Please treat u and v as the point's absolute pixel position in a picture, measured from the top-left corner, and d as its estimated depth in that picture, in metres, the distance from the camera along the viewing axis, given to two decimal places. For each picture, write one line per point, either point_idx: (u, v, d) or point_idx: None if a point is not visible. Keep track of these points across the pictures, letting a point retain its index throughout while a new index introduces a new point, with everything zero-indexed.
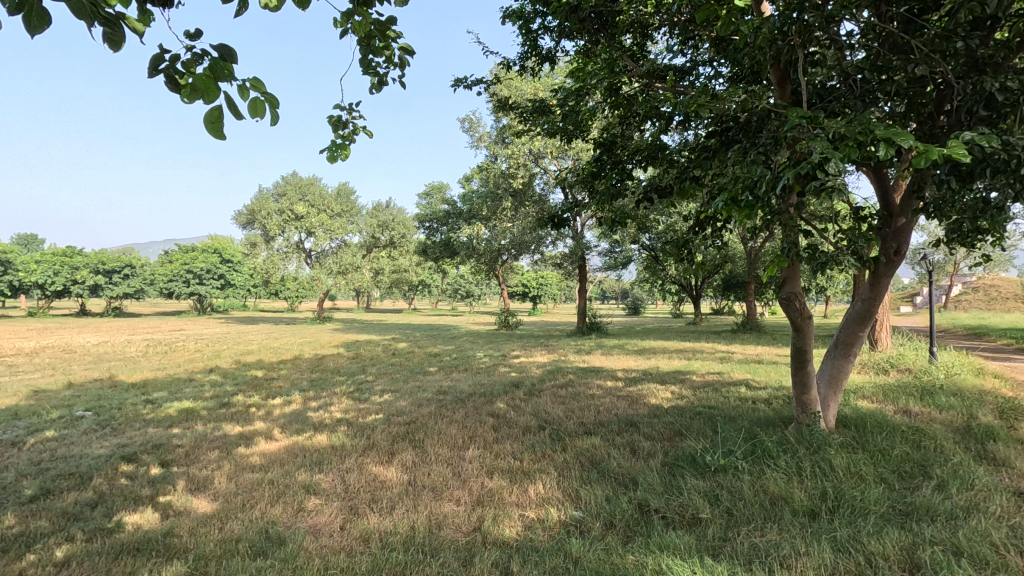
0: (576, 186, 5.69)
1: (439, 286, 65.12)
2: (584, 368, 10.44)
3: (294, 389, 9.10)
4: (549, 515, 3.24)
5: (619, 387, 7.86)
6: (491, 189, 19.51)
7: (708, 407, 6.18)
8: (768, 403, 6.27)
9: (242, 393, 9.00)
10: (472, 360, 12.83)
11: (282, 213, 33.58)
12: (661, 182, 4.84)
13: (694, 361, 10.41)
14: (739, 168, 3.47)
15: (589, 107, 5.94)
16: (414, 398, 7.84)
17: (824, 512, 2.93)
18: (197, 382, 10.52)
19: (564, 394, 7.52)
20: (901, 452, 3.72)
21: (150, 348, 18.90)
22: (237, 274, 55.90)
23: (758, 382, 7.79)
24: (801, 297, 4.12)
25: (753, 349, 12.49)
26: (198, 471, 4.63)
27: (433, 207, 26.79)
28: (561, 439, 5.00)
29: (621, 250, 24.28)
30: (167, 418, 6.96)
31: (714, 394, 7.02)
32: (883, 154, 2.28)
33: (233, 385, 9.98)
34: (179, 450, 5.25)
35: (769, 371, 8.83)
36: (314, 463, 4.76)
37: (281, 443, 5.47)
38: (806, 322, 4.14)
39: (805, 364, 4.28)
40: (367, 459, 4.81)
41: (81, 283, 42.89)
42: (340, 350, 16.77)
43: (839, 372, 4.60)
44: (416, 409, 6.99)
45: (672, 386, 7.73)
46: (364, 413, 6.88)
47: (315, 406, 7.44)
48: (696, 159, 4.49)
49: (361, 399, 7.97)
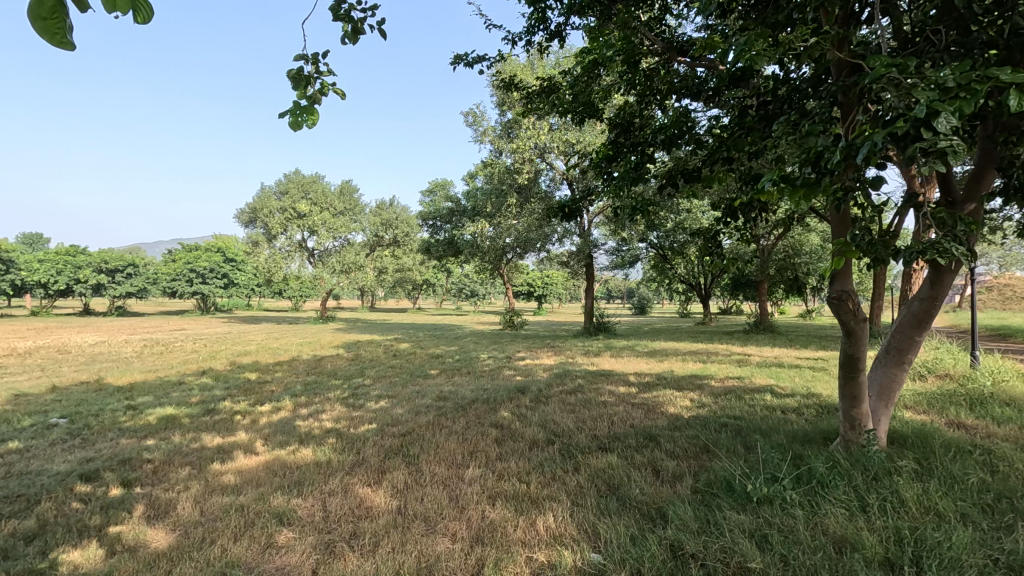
0: (590, 171, 5.11)
1: (444, 286, 64.76)
2: (593, 371, 9.85)
3: (286, 395, 8.56)
4: (563, 560, 2.69)
5: (633, 394, 7.27)
6: (495, 186, 18.97)
7: (733, 417, 5.61)
8: (800, 414, 5.67)
9: (230, 398, 8.46)
10: (475, 362, 12.26)
11: (285, 211, 33.24)
12: (688, 165, 4.28)
13: (710, 365, 9.80)
14: (793, 140, 2.90)
15: (603, 85, 5.37)
16: (411, 405, 7.29)
17: (906, 564, 2.35)
18: (187, 386, 10.01)
19: (573, 401, 6.94)
20: (979, 480, 3.13)
21: (146, 348, 18.44)
22: (240, 274, 55.59)
23: (784, 388, 7.18)
24: (854, 297, 3.50)
25: (772, 351, 11.88)
26: (162, 493, 4.10)
27: (436, 205, 26.31)
28: (572, 456, 4.45)
29: (628, 248, 23.69)
30: (145, 427, 6.44)
31: (737, 402, 6.41)
32: (1016, 106, 1.74)
33: (223, 389, 9.44)
34: (147, 466, 4.71)
35: (793, 375, 8.23)
36: (293, 483, 4.22)
37: (261, 459, 4.94)
38: (860, 326, 3.52)
39: (856, 374, 3.68)
40: (353, 479, 4.26)
41: (83, 283, 42.59)
42: (341, 351, 16.24)
43: (890, 382, 4.01)
44: (413, 418, 6.44)
45: (691, 392, 7.13)
46: (357, 422, 6.35)
47: (305, 414, 6.90)
48: (730, 138, 3.95)
49: (355, 406, 7.43)
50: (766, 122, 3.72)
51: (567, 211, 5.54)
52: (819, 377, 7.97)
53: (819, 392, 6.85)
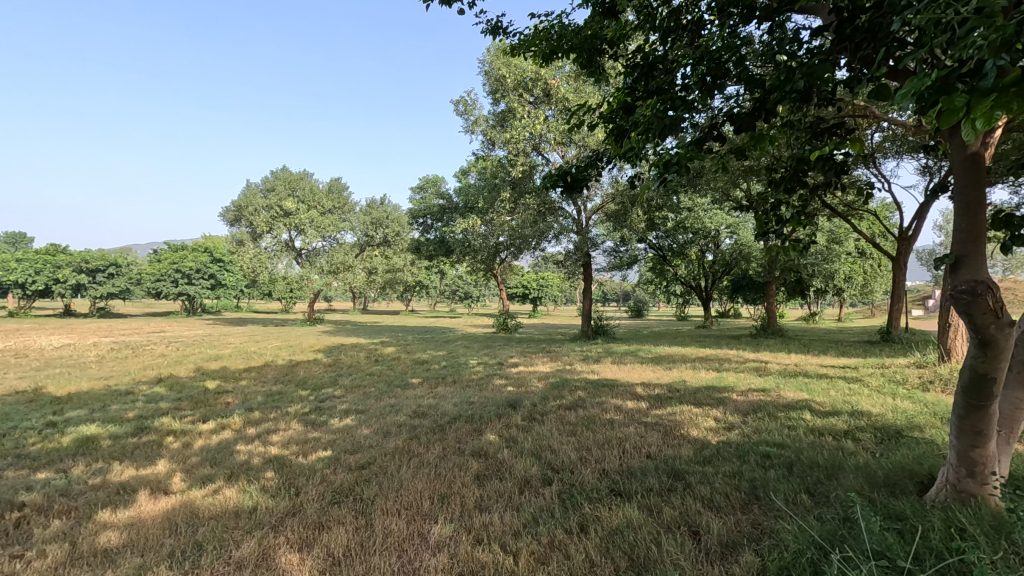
0: (602, 127, 3.88)
1: (438, 288, 63.59)
2: (594, 381, 8.69)
3: (240, 408, 7.37)
4: None
5: (644, 411, 6.13)
6: (488, 180, 17.90)
7: (775, 444, 4.51)
8: (857, 441, 4.54)
9: (174, 413, 7.24)
10: (463, 369, 11.16)
11: (271, 209, 31.99)
12: (735, 115, 3.17)
13: (725, 374, 8.69)
14: (947, 26, 1.77)
15: (621, 17, 4.13)
16: (382, 423, 6.14)
17: None
18: (133, 396, 8.82)
19: (573, 420, 5.80)
20: None
21: (111, 352, 17.20)
22: (229, 274, 54.27)
23: (822, 404, 6.06)
24: (995, 291, 2.37)
25: (790, 358, 10.76)
26: (3, 562, 2.92)
27: (426, 202, 25.20)
28: (576, 506, 3.31)
29: (627, 249, 22.66)
30: (50, 453, 5.24)
31: (772, 423, 5.29)
32: None
33: (172, 401, 8.24)
34: (8, 517, 3.51)
35: (826, 388, 7.11)
36: (192, 547, 3.05)
37: (169, 503, 3.76)
38: (1004, 334, 2.38)
39: (984, 403, 2.58)
40: (277, 538, 3.11)
41: (62, 283, 41.22)
42: (320, 356, 15.05)
43: (1015, 409, 2.88)
44: (380, 442, 5.28)
45: (712, 409, 6.00)
46: (311, 447, 5.21)
47: (253, 435, 5.74)
48: (804, 68, 2.82)
49: (317, 424, 6.27)
50: (860, 41, 2.61)
51: (569, 182, 4.51)
52: (858, 390, 6.84)
53: (867, 409, 5.71)
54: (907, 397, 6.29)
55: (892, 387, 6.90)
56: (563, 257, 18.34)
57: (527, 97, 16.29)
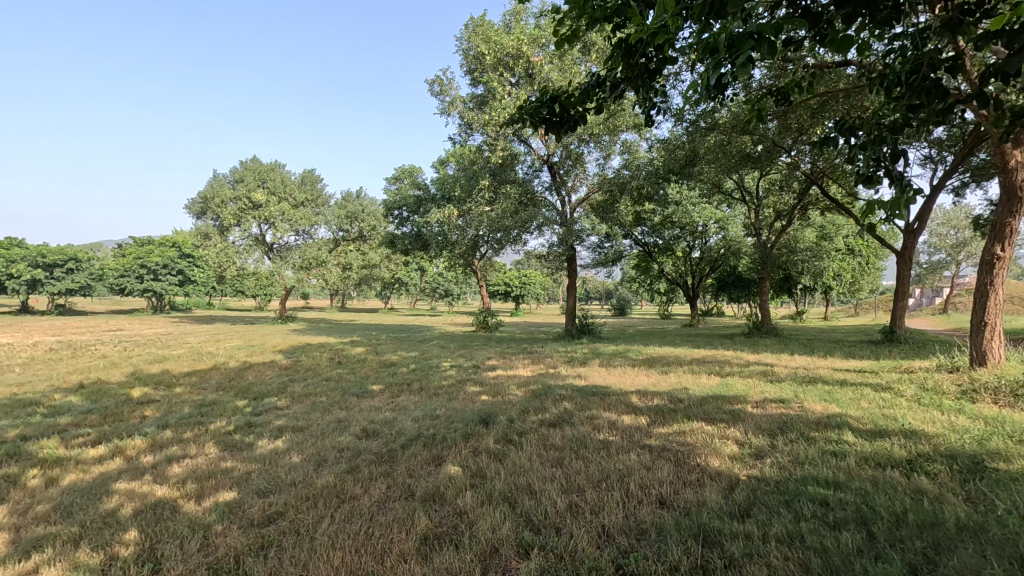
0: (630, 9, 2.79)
1: (418, 285, 61.85)
2: (581, 387, 7.50)
3: (151, 426, 6.00)
4: None
5: (646, 429, 4.96)
6: (466, 169, 16.63)
7: (827, 483, 3.39)
8: (931, 480, 3.43)
9: (66, 433, 5.86)
10: (433, 372, 9.96)
11: (238, 201, 30.21)
12: None
13: (730, 380, 7.59)
14: None
15: None
16: (318, 447, 4.86)
17: None
18: (32, 407, 7.38)
19: (558, 442, 4.62)
20: None
21: (47, 352, 15.52)
22: (199, 271, 51.97)
23: (860, 421, 4.98)
24: None
25: (796, 361, 9.73)
26: None
27: (402, 192, 23.84)
28: None
29: (612, 244, 21.65)
30: None
31: (810, 448, 4.13)
32: None
33: (74, 415, 6.82)
34: None
35: (854, 398, 6.03)
36: None
37: None
38: None
39: None
40: None
41: (17, 278, 38.91)
42: (278, 357, 13.67)
43: None
44: (307, 477, 4.03)
45: (729, 427, 4.88)
46: (215, 484, 3.94)
47: (145, 466, 4.41)
48: None
49: (238, 448, 4.99)
50: None
51: (557, 116, 3.91)
52: (893, 402, 5.76)
53: (919, 430, 4.58)
54: (956, 410, 5.23)
55: (929, 397, 5.86)
56: (546, 251, 17.23)
57: (509, 76, 15.19)
